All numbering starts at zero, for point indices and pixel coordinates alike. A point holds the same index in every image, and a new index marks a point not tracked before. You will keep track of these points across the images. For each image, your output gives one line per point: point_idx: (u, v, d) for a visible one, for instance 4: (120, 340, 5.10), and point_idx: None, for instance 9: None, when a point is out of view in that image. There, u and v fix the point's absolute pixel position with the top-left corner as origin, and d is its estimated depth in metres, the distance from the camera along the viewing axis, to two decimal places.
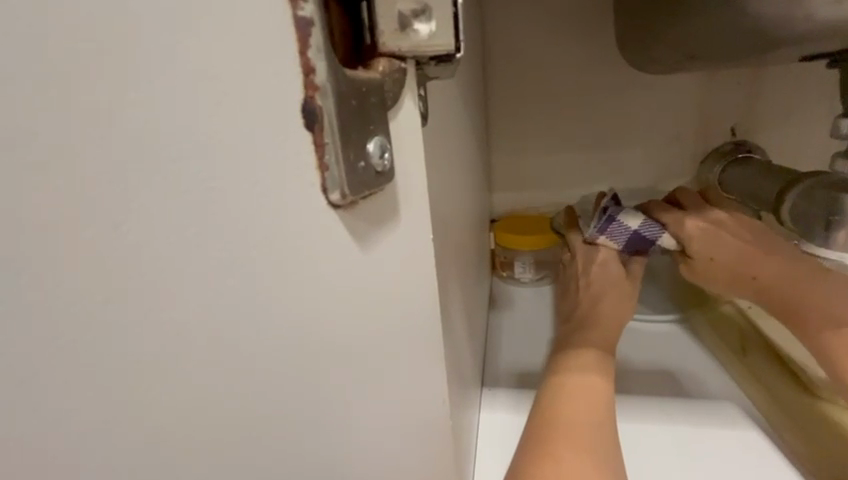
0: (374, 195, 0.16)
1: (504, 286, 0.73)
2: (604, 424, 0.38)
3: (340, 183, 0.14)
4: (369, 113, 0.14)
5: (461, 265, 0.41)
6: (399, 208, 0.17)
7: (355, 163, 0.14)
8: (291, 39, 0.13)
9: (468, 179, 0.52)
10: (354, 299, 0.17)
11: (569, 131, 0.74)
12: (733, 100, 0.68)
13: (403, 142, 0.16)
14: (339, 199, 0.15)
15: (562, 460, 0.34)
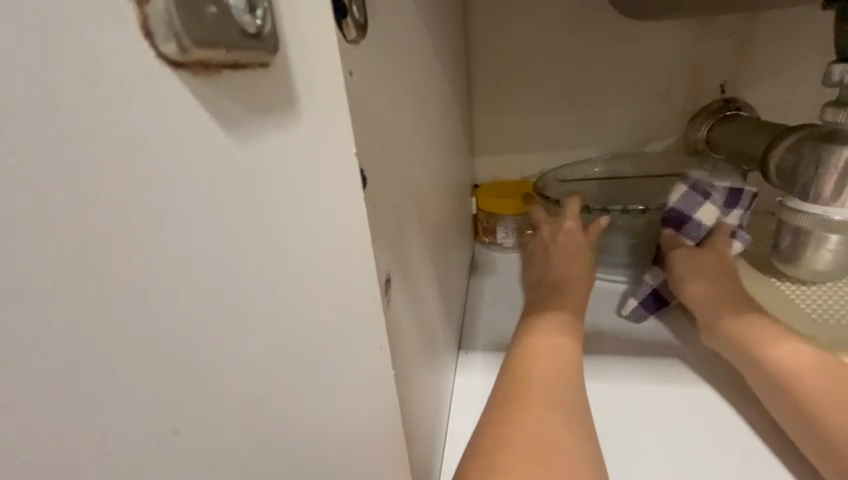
0: (248, 66, 0.13)
1: (486, 252, 0.72)
2: (571, 384, 0.37)
3: (165, 22, 0.10)
4: None
5: (433, 226, 0.39)
6: (298, 94, 0.15)
7: (203, 6, 0.11)
8: None
9: (446, 135, 0.49)
10: (229, 207, 0.13)
11: (554, 88, 0.70)
12: (723, 52, 0.65)
13: (289, 9, 0.14)
14: (175, 53, 0.11)
15: (527, 417, 0.33)
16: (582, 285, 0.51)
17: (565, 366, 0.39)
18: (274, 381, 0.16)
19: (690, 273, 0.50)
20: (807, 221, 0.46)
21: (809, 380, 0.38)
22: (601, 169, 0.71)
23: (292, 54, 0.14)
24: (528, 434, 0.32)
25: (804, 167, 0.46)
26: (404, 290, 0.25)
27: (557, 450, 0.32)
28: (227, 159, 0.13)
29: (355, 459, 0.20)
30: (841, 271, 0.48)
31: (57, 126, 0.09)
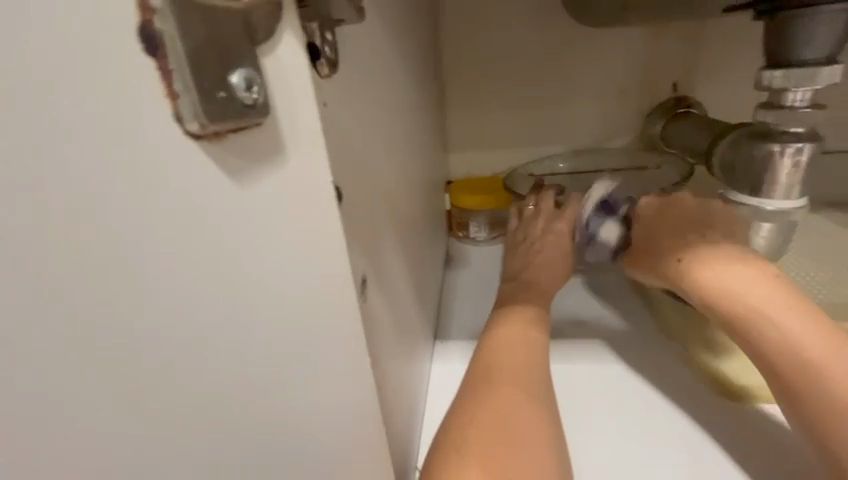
0: (250, 130, 0.15)
1: (461, 245, 0.75)
2: (538, 361, 0.42)
3: (190, 110, 0.13)
4: (229, 40, 0.13)
5: (408, 225, 0.42)
6: (292, 150, 0.16)
7: (214, 93, 0.13)
8: None
9: (417, 136, 0.52)
10: (239, 250, 0.15)
11: (521, 88, 0.74)
12: (675, 54, 0.70)
13: (284, 78, 0.15)
14: (196, 131, 0.13)
15: (498, 391, 0.38)
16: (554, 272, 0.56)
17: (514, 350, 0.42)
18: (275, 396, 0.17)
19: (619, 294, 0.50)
20: (743, 211, 0.51)
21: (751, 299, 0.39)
22: (567, 165, 0.75)
23: (282, 112, 0.15)
24: (495, 405, 0.36)
25: (742, 162, 0.51)
26: (379, 289, 0.28)
27: (520, 417, 0.36)
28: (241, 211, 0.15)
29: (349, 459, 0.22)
30: (776, 254, 0.53)
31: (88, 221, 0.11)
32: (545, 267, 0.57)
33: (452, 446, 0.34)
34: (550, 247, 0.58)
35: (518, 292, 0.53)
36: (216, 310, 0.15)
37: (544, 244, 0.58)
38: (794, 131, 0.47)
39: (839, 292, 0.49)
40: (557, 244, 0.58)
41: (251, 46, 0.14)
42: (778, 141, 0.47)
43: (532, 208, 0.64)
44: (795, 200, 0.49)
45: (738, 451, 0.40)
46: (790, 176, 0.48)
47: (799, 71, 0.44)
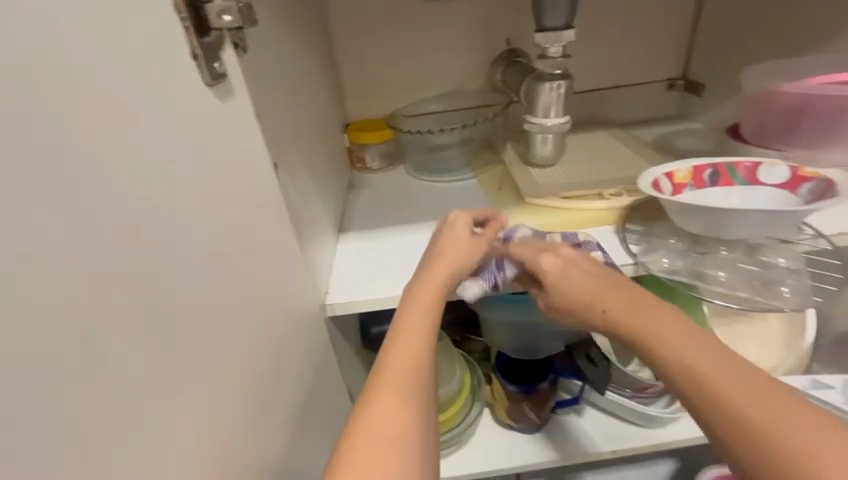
0: (223, 83, 0.34)
1: (361, 174, 0.97)
2: (442, 289, 0.50)
3: (207, 75, 0.32)
4: (212, 50, 0.33)
5: (309, 149, 0.63)
6: (237, 91, 0.36)
7: (212, 70, 0.33)
8: (179, 29, 0.30)
9: (315, 88, 0.71)
10: (229, 141, 0.35)
11: (396, 44, 0.94)
12: (506, 18, 0.94)
13: (231, 61, 0.35)
14: (209, 83, 0.33)
15: (405, 324, 0.45)
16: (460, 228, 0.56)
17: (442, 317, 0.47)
18: (249, 211, 0.38)
19: (555, 276, 0.52)
20: (536, 126, 0.78)
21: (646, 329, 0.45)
22: (436, 107, 0.98)
23: (232, 74, 0.35)
24: (395, 360, 0.41)
25: (531, 96, 0.77)
26: (289, 177, 0.49)
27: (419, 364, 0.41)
28: (227, 122, 0.35)
29: (282, 253, 0.44)
30: (558, 154, 0.82)
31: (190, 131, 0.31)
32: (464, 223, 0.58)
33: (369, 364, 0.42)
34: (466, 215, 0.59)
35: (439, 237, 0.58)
36: (227, 168, 0.35)
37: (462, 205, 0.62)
38: (556, 73, 0.74)
39: (586, 178, 0.78)
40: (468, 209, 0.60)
41: (218, 52, 0.33)
42: (548, 80, 0.74)
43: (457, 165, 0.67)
44: (561, 118, 0.77)
45: None
46: (556, 101, 0.76)
47: (550, 33, 0.70)
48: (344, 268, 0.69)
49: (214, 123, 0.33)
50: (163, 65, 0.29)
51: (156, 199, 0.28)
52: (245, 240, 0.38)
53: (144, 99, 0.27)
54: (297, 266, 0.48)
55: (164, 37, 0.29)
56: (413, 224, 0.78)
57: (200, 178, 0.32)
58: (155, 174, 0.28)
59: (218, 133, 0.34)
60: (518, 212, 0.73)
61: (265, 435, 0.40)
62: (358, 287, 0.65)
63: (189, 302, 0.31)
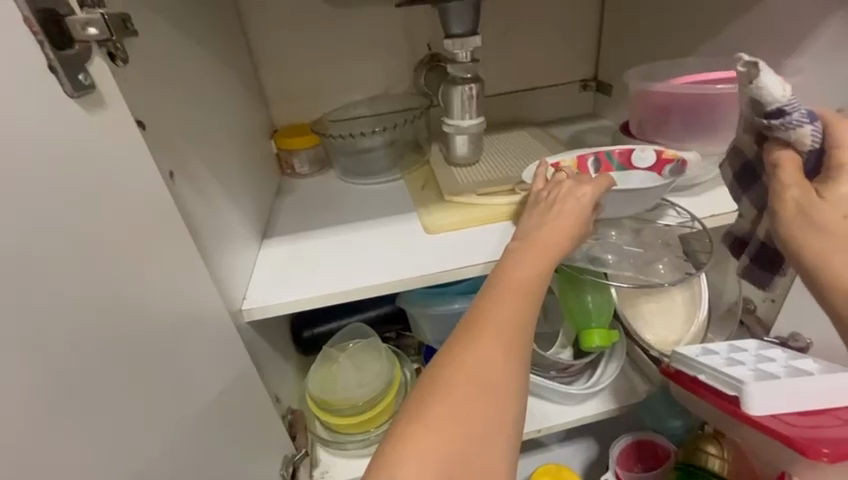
0: (90, 94, 0.35)
1: (290, 180, 0.98)
2: (531, 313, 0.49)
3: (69, 86, 0.33)
4: (76, 61, 0.33)
5: (219, 155, 0.63)
6: (111, 102, 0.36)
7: (75, 81, 0.33)
8: (30, 42, 0.30)
9: (226, 95, 0.71)
10: (104, 154, 0.36)
11: (317, 50, 0.96)
12: (424, 24, 0.98)
13: (101, 72, 0.35)
14: (73, 94, 0.33)
15: (452, 382, 0.42)
16: (564, 229, 0.57)
17: (530, 316, 0.48)
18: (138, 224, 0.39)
19: (790, 180, 0.46)
20: (453, 127, 0.82)
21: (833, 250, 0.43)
22: (362, 111, 1.00)
23: (102, 85, 0.36)
24: (447, 428, 0.40)
25: (447, 98, 0.81)
26: (187, 185, 0.50)
27: (481, 428, 0.41)
28: (99, 135, 0.35)
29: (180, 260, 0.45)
30: (477, 154, 0.86)
31: (52, 148, 0.31)
32: (559, 222, 0.58)
33: (409, 429, 0.40)
34: (567, 217, 0.59)
35: (508, 252, 0.56)
36: (103, 183, 0.35)
37: (561, 203, 0.60)
38: (467, 76, 0.79)
39: (502, 175, 0.83)
40: (565, 201, 0.60)
41: (83, 63, 0.34)
42: (460, 84, 0.79)
43: (553, 180, 0.65)
44: (475, 118, 0.81)
45: (434, 256, 0.71)
46: (469, 103, 0.80)
47: (457, 39, 0.74)
48: (268, 272, 0.70)
49: (83, 138, 0.34)
50: (17, 84, 0.29)
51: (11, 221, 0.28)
52: (131, 251, 0.38)
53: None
54: (200, 273, 0.48)
55: (17, 56, 0.29)
56: (339, 225, 0.79)
57: (69, 196, 0.32)
58: (9, 196, 0.28)
59: (89, 148, 0.34)
60: (439, 212, 0.78)
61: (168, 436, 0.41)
62: (279, 290, 0.66)
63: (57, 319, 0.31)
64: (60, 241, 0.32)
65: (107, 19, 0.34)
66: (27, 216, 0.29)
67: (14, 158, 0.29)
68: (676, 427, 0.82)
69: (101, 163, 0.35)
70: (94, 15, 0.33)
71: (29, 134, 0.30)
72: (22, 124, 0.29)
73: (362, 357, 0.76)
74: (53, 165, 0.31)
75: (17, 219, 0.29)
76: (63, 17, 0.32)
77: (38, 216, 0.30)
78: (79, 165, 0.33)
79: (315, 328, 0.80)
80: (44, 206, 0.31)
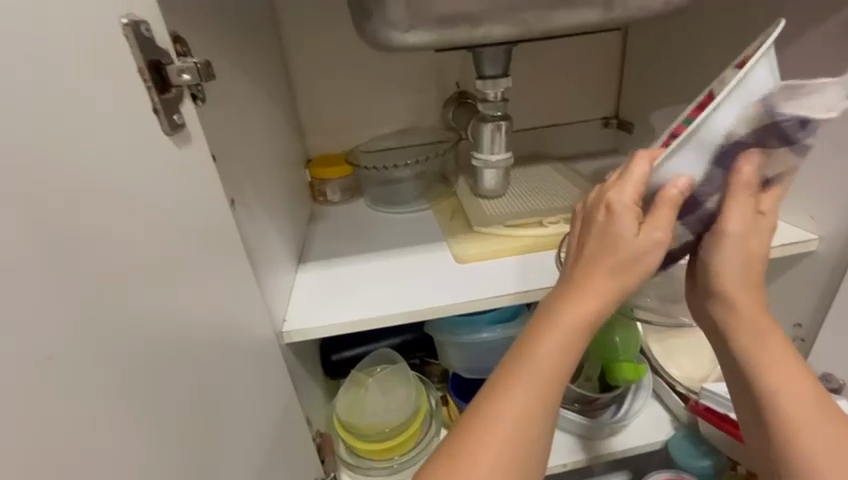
0: (181, 132, 0.39)
1: (322, 207, 1.02)
2: (564, 372, 0.45)
3: (166, 126, 0.37)
4: (172, 104, 0.37)
5: (264, 183, 0.67)
6: (194, 139, 0.40)
7: (171, 121, 0.37)
8: (138, 89, 0.34)
9: (271, 128, 0.76)
10: (184, 186, 0.39)
11: (353, 86, 1.01)
12: (453, 64, 1.03)
13: (189, 112, 0.40)
14: (168, 132, 0.37)
15: (467, 458, 0.42)
16: (613, 271, 0.45)
17: (562, 378, 0.44)
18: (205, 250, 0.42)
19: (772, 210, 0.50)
20: (482, 161, 0.86)
21: (741, 310, 0.51)
22: (392, 143, 1.05)
23: (190, 124, 0.40)
24: None
25: (477, 135, 0.85)
26: (242, 212, 0.53)
27: None
28: (182, 168, 0.39)
29: (235, 283, 0.48)
30: (504, 187, 0.90)
31: (146, 182, 0.35)
32: (607, 259, 0.46)
33: None
34: (614, 254, 0.45)
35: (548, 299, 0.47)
36: (181, 213, 0.39)
37: (609, 232, 0.46)
38: (497, 115, 0.83)
39: (528, 208, 0.86)
40: (614, 230, 0.46)
41: (176, 106, 0.38)
42: (490, 122, 0.83)
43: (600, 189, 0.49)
44: (505, 153, 0.85)
45: (464, 284, 0.73)
46: (498, 140, 0.84)
47: (488, 81, 0.79)
48: (304, 297, 0.73)
49: (169, 172, 0.38)
50: (123, 127, 0.33)
51: (112, 247, 0.32)
52: (199, 276, 0.41)
53: (103, 162, 0.31)
54: (250, 296, 0.51)
55: (124, 101, 0.33)
56: (371, 252, 0.82)
57: (156, 225, 0.36)
58: (111, 225, 0.32)
59: (173, 180, 0.38)
60: (468, 242, 0.80)
61: (220, 446, 0.43)
62: (315, 314, 0.69)
63: (141, 336, 0.34)
64: (147, 265, 0.35)
65: (200, 66, 0.39)
66: (124, 242, 0.33)
67: (117, 191, 0.32)
68: (706, 467, 0.77)
69: (181, 194, 0.39)
70: (189, 64, 0.38)
71: (130, 170, 0.33)
72: (125, 161, 0.33)
73: (390, 382, 0.77)
74: (146, 197, 0.35)
75: (117, 246, 0.32)
76: (166, 66, 0.37)
77: (133, 243, 0.33)
78: (165, 197, 0.37)
79: (345, 352, 0.81)
80: (138, 234, 0.34)
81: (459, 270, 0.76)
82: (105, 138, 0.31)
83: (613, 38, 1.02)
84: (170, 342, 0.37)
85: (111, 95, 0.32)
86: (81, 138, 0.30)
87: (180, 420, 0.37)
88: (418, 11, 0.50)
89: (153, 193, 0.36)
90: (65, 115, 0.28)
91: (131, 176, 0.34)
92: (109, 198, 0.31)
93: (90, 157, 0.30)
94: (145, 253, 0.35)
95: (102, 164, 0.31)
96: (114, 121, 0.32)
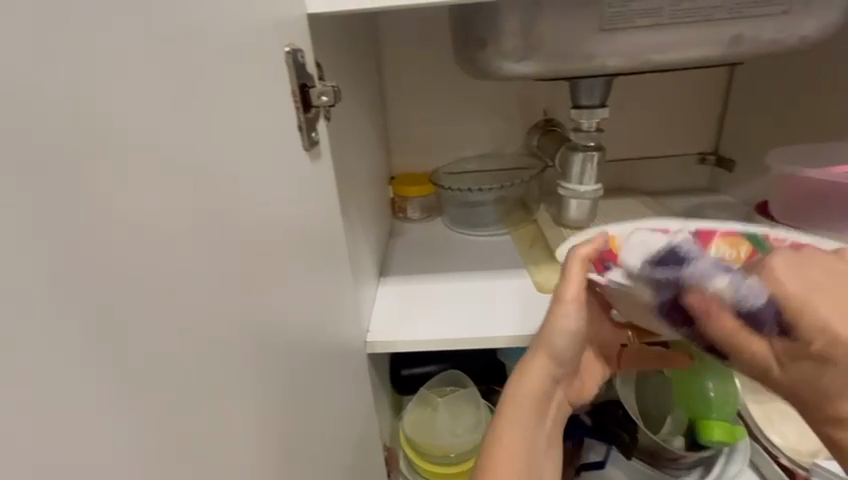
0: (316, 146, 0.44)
1: (401, 223, 1.05)
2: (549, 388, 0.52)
3: (306, 143, 0.42)
4: (311, 123, 0.42)
5: (360, 197, 0.71)
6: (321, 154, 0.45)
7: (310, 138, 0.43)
8: (286, 109, 0.39)
9: (365, 146, 0.81)
10: (304, 198, 0.43)
11: (442, 110, 1.05)
12: (542, 92, 1.03)
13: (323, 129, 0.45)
14: (307, 148, 0.42)
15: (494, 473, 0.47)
16: (571, 325, 0.50)
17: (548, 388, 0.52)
18: (313, 257, 0.45)
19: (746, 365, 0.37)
20: (569, 191, 0.84)
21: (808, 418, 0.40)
22: (474, 166, 1.07)
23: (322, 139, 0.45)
24: None
25: (565, 164, 0.84)
26: (345, 223, 0.57)
27: None
28: (304, 182, 0.42)
29: (333, 291, 0.50)
30: (591, 218, 0.87)
31: (278, 193, 0.38)
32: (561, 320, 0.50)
33: None
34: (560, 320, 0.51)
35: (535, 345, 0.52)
36: (299, 222, 0.42)
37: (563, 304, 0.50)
38: (590, 145, 0.81)
39: None
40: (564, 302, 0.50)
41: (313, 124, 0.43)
42: (580, 152, 0.81)
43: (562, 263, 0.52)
44: (594, 184, 0.82)
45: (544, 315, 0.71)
46: (588, 171, 0.82)
47: (583, 111, 0.78)
48: (383, 310, 0.75)
49: (296, 185, 0.41)
50: (267, 142, 0.37)
51: (250, 248, 0.35)
52: (307, 281, 0.44)
53: (251, 172, 0.35)
54: (343, 303, 0.53)
55: (271, 119, 0.37)
56: (449, 272, 0.83)
57: (282, 232, 0.39)
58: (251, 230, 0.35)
59: (297, 192, 0.41)
60: (549, 272, 0.78)
61: (317, 444, 0.45)
62: (393, 328, 0.71)
63: (261, 334, 0.36)
64: (272, 268, 0.38)
65: (335, 89, 0.43)
66: (259, 245, 0.36)
67: (258, 199, 0.36)
68: None
69: (301, 205, 0.42)
70: (328, 87, 0.42)
71: (268, 181, 0.37)
72: (266, 173, 0.37)
73: (461, 405, 0.77)
74: (276, 206, 0.38)
75: (253, 247, 0.35)
76: (309, 90, 0.42)
77: (264, 246, 0.37)
78: (289, 206, 0.40)
79: (414, 369, 0.82)
80: (268, 239, 0.37)
81: (539, 299, 0.74)
82: (254, 152, 0.35)
83: (718, 71, 0.97)
84: (280, 340, 0.39)
85: (262, 114, 0.36)
86: (238, 149, 0.33)
87: (284, 414, 0.40)
88: (533, 43, 0.51)
89: (282, 202, 0.39)
90: (232, 129, 0.32)
91: (268, 186, 0.37)
92: (252, 205, 0.35)
93: (242, 168, 0.34)
94: (272, 256, 0.38)
95: (249, 174, 0.34)
96: (262, 136, 0.36)
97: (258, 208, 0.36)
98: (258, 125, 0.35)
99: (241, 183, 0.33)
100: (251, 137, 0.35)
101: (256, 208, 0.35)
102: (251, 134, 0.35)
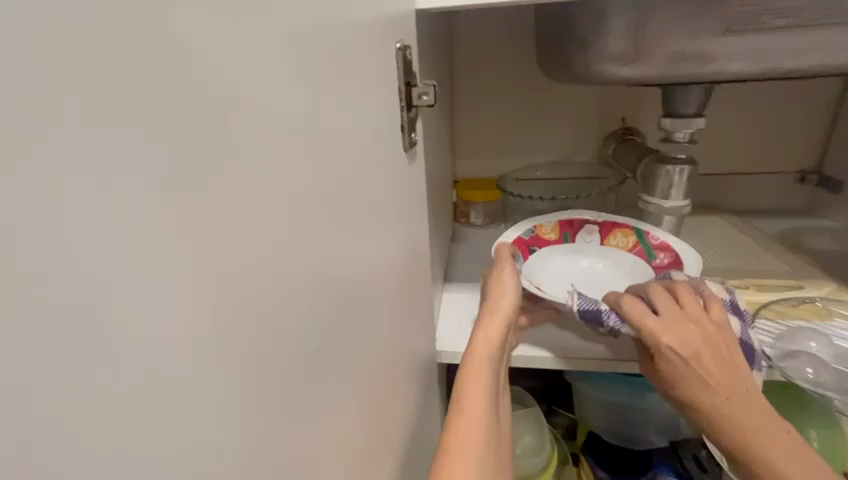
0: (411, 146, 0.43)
1: (463, 229, 1.02)
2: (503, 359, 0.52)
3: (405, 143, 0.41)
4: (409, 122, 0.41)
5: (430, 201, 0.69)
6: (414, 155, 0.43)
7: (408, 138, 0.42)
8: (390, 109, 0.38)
9: (434, 149, 0.79)
10: (398, 201, 0.41)
11: (513, 115, 1.01)
12: (623, 100, 0.97)
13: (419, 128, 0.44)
14: (405, 148, 0.42)
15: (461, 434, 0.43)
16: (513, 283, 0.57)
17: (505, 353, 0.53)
18: (401, 262, 0.44)
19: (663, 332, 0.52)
20: (653, 206, 0.77)
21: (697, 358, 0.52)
22: (544, 174, 1.02)
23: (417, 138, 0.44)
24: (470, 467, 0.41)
25: (650, 177, 0.77)
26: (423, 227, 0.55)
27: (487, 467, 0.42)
28: (399, 185, 0.41)
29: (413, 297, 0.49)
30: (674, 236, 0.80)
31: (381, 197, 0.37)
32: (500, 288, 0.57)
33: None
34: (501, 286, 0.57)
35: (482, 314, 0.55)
36: (393, 226, 0.40)
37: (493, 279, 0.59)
38: (682, 158, 0.74)
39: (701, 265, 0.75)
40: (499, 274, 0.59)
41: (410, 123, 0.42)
42: (670, 164, 0.74)
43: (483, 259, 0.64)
44: (681, 200, 0.76)
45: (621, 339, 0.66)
46: (677, 186, 0.75)
47: (679, 121, 0.72)
48: (447, 318, 0.72)
49: (393, 187, 0.40)
50: (376, 144, 0.35)
51: (358, 254, 0.33)
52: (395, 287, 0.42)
53: (363, 175, 0.33)
54: (418, 310, 0.52)
55: (378, 119, 0.36)
56: None
57: (380, 236, 0.38)
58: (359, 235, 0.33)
59: (394, 195, 0.40)
60: None
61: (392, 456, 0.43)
62: (460, 339, 0.68)
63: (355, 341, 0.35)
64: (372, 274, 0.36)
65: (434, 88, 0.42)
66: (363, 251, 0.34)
67: (366, 203, 0.34)
68: None
69: (395, 208, 0.41)
70: (428, 87, 0.41)
71: (374, 184, 0.35)
72: (373, 176, 0.35)
73: None
74: (379, 210, 0.37)
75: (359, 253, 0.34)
76: (411, 89, 0.41)
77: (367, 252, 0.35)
78: (387, 209, 0.39)
79: None
80: (371, 245, 0.36)
81: None
82: (366, 154, 0.34)
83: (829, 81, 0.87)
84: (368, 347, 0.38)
85: (372, 114, 0.34)
86: (354, 150, 0.32)
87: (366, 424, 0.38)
88: (644, 46, 0.47)
89: (382, 206, 0.37)
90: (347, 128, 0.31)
91: (372, 189, 0.36)
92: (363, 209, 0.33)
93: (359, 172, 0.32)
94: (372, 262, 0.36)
95: (362, 176, 0.33)
96: (372, 137, 0.35)
97: (366, 213, 0.34)
98: (370, 126, 0.34)
99: (356, 187, 0.32)
100: (364, 138, 0.33)
101: (364, 212, 0.34)
102: (365, 135, 0.33)
